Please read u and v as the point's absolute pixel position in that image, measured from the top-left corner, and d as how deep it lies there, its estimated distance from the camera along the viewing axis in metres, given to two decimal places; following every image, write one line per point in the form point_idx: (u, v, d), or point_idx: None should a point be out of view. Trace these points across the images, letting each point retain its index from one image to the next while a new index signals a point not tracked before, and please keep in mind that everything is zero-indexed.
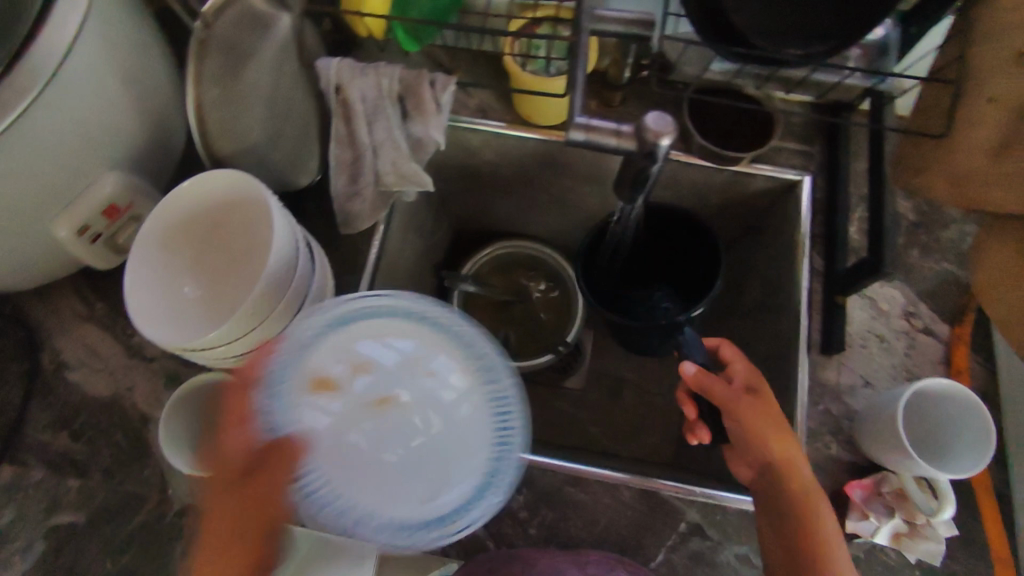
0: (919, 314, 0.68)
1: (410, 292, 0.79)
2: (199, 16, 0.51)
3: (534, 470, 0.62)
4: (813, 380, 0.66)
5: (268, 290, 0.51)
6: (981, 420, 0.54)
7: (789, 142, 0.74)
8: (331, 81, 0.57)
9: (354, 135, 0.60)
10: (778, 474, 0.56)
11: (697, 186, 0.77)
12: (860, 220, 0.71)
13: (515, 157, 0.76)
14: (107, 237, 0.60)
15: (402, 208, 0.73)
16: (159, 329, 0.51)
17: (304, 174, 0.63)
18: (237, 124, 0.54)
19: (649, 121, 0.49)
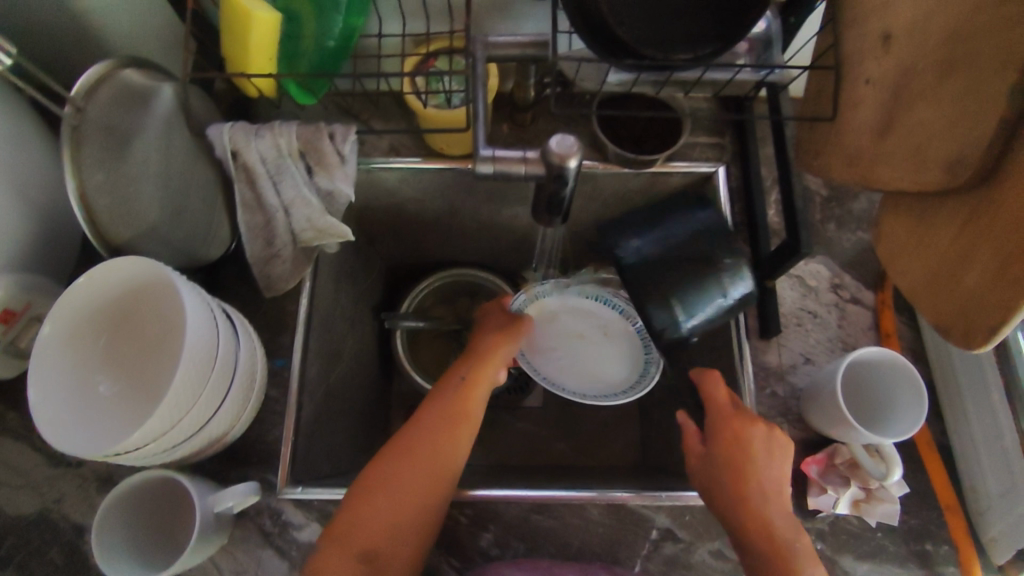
0: (843, 285, 0.71)
1: (351, 341, 0.77)
2: (68, 99, 0.47)
3: (499, 504, 0.61)
4: (757, 366, 0.68)
5: (195, 377, 0.49)
6: (908, 380, 0.57)
7: (700, 136, 0.75)
8: (225, 147, 0.54)
9: (262, 198, 0.58)
10: (754, 481, 0.55)
11: (619, 192, 0.77)
12: (777, 203, 0.73)
13: (436, 190, 0.75)
14: (8, 342, 0.56)
15: (327, 259, 0.70)
16: (83, 434, 0.47)
17: (217, 244, 0.61)
18: (131, 209, 0.51)
19: (552, 144, 0.49)
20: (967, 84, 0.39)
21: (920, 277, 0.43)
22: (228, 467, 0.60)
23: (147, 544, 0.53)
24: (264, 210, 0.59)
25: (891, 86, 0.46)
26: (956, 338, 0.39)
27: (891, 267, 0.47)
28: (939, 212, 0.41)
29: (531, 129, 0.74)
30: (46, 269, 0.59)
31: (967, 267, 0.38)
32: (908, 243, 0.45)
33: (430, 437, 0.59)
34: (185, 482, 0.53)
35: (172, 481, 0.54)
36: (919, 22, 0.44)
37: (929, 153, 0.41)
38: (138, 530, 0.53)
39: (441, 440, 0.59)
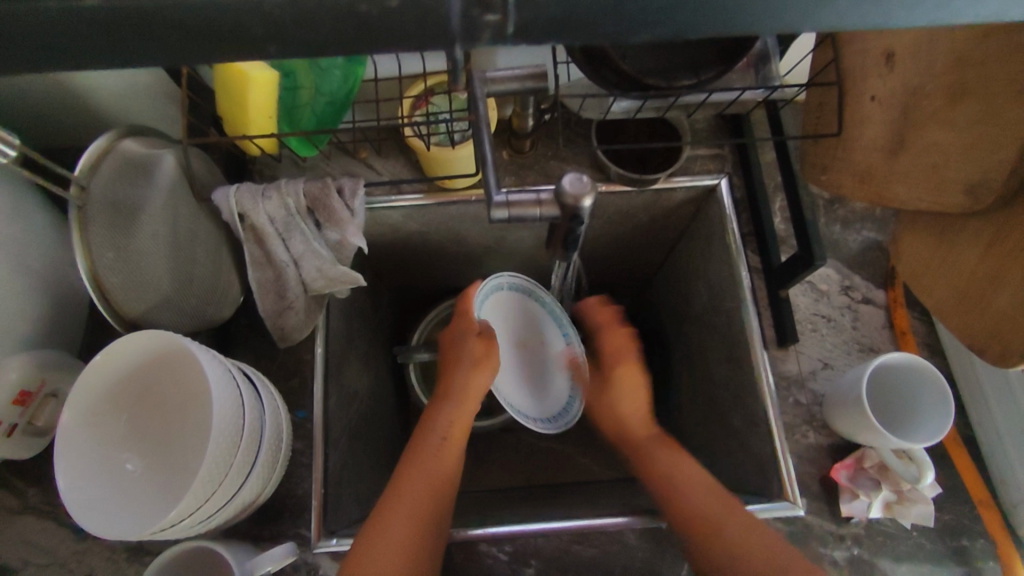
0: (854, 287, 0.71)
1: (367, 380, 0.76)
2: (72, 180, 0.47)
3: (537, 539, 0.61)
4: (777, 375, 0.68)
5: (225, 448, 0.48)
6: (934, 383, 0.58)
7: (699, 149, 0.76)
8: (233, 210, 0.54)
9: (272, 254, 0.57)
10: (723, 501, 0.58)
11: (623, 210, 0.77)
12: (782, 210, 0.74)
13: (440, 225, 0.74)
14: (25, 421, 0.55)
15: (339, 304, 0.70)
16: (116, 517, 0.46)
17: (229, 301, 0.60)
18: (144, 281, 0.50)
19: (566, 183, 0.49)
20: (983, 112, 0.41)
21: (948, 291, 0.46)
22: (261, 526, 0.59)
23: None
24: (275, 266, 0.58)
25: (900, 104, 0.47)
26: (988, 352, 0.42)
27: (911, 280, 0.50)
28: (962, 230, 0.44)
29: (530, 155, 0.74)
30: (57, 342, 0.58)
31: (998, 286, 0.41)
32: (930, 260, 0.47)
33: (429, 456, 0.60)
34: (223, 551, 0.52)
35: (208, 549, 0.53)
36: (924, 40, 0.45)
37: (948, 175, 0.43)
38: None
39: (443, 458, 0.60)
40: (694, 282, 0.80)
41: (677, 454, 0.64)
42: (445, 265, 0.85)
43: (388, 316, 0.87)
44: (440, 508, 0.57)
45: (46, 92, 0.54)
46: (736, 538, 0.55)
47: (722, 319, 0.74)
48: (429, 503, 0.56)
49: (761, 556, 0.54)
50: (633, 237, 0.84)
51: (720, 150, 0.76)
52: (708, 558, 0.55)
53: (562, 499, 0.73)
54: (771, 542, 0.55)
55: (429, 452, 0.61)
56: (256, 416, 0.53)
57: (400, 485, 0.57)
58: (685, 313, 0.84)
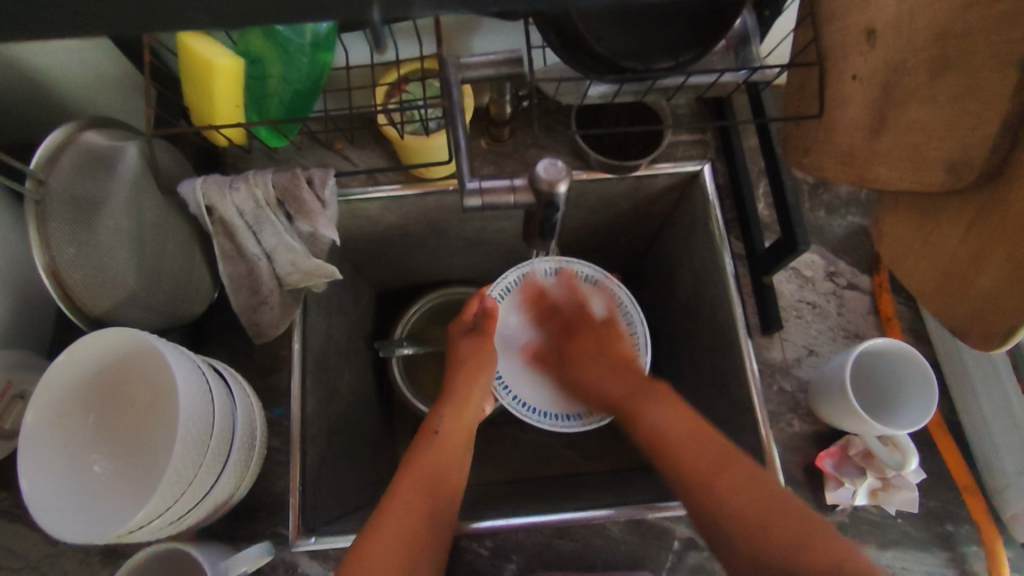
0: (839, 272, 0.71)
1: (348, 375, 0.75)
2: (27, 174, 0.45)
3: (520, 533, 0.60)
4: (762, 363, 0.67)
5: (195, 446, 0.47)
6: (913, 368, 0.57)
7: (681, 135, 0.75)
8: (200, 203, 0.52)
9: (242, 248, 0.56)
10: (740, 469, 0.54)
11: (606, 198, 0.76)
12: (765, 196, 0.73)
13: (420, 215, 0.73)
14: None
15: (317, 298, 0.68)
16: (81, 521, 0.45)
17: (200, 297, 0.59)
18: (108, 276, 0.49)
19: (541, 169, 0.48)
20: (963, 86, 0.40)
21: (929, 273, 0.45)
22: (238, 525, 0.58)
23: None
24: (246, 259, 0.57)
25: (880, 82, 0.46)
26: (971, 334, 0.42)
27: (895, 261, 0.50)
28: (943, 209, 0.43)
29: (510, 144, 0.73)
30: (23, 341, 0.56)
31: (979, 267, 0.41)
32: (913, 241, 0.47)
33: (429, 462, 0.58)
34: (195, 553, 0.51)
35: (182, 551, 0.52)
36: (904, 16, 0.44)
37: (928, 155, 0.42)
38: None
39: (439, 458, 0.58)
40: (678, 271, 0.80)
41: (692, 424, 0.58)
42: (426, 257, 0.84)
43: (370, 310, 0.86)
44: (437, 512, 0.54)
45: (4, 84, 0.53)
46: (750, 504, 0.51)
47: (706, 307, 0.73)
48: (427, 505, 0.54)
49: (789, 518, 0.50)
50: (616, 226, 0.83)
51: (702, 136, 0.75)
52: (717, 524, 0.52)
53: (548, 492, 0.72)
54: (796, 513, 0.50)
55: (424, 456, 0.59)
56: (227, 411, 0.52)
57: (394, 490, 0.55)
58: (670, 303, 0.83)
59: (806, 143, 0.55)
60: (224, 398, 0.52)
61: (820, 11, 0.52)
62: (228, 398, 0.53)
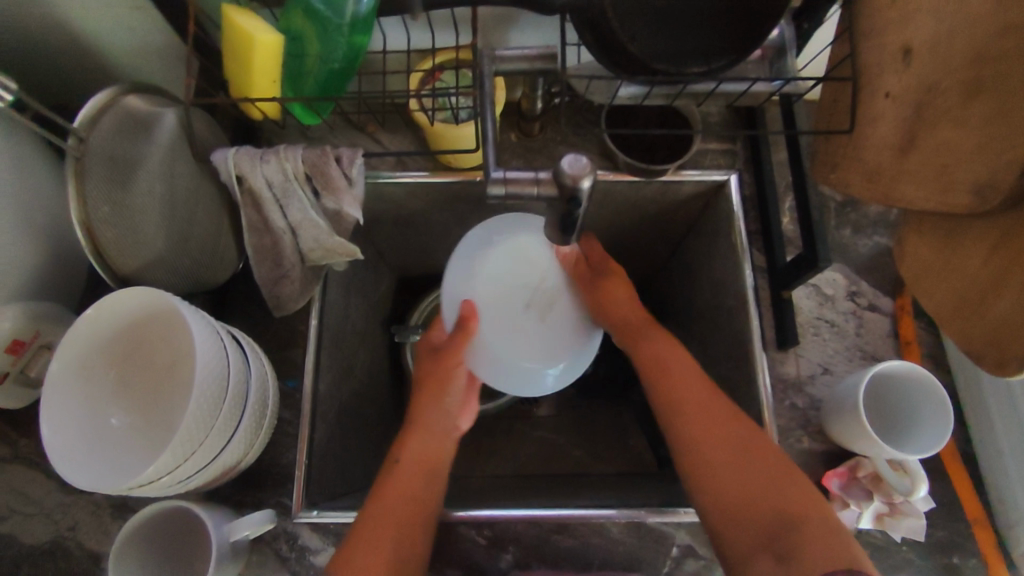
0: (860, 292, 0.70)
1: (363, 356, 0.76)
2: (70, 131, 0.47)
3: (518, 525, 0.59)
4: (775, 376, 0.66)
5: (209, 405, 0.48)
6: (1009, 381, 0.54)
7: (710, 144, 0.74)
8: (230, 172, 0.54)
9: (269, 220, 0.57)
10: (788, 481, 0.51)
11: (630, 201, 0.76)
12: (792, 210, 0.72)
13: (445, 204, 0.74)
14: (16, 373, 0.55)
15: (339, 278, 0.70)
16: (94, 471, 0.47)
17: (227, 265, 0.60)
18: (140, 235, 0.50)
19: (565, 164, 0.48)
20: (997, 108, 0.40)
21: (946, 296, 0.45)
22: (243, 491, 0.59)
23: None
24: (273, 232, 0.58)
25: (912, 103, 0.46)
26: (986, 360, 0.41)
27: (916, 284, 0.48)
28: (969, 230, 0.43)
29: (539, 139, 0.73)
30: (53, 297, 0.58)
31: (999, 293, 0.40)
32: (937, 261, 0.46)
33: (407, 466, 0.57)
34: (198, 513, 0.52)
35: (188, 511, 0.53)
36: (942, 36, 0.43)
37: (956, 176, 0.42)
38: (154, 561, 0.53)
39: (413, 475, 0.56)
40: (697, 278, 0.79)
41: (732, 417, 0.55)
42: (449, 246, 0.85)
43: (388, 294, 0.87)
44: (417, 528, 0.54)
45: (57, 46, 0.55)
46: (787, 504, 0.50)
47: (724, 317, 0.73)
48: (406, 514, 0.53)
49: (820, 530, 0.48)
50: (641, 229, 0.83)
51: (732, 145, 0.75)
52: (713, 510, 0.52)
53: (547, 489, 0.71)
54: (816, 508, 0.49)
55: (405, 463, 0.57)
56: (242, 375, 0.53)
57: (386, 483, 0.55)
58: (688, 310, 0.82)
59: (834, 158, 0.55)
60: (241, 364, 0.53)
61: (859, 26, 0.52)
62: (245, 366, 0.54)
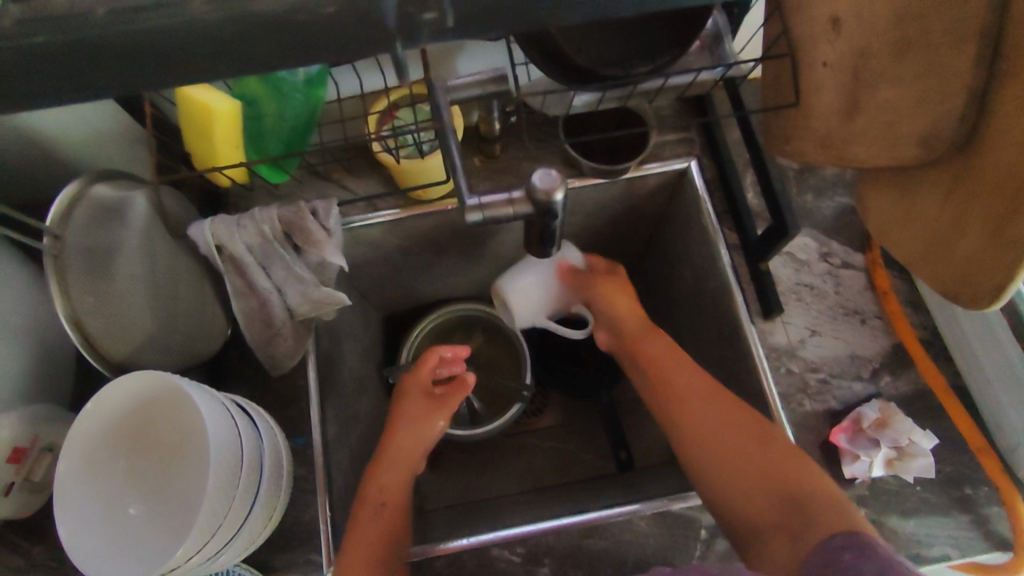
0: (833, 253, 0.73)
1: (364, 401, 0.77)
2: (46, 230, 0.47)
3: (549, 536, 0.61)
4: (767, 346, 0.69)
5: (226, 478, 0.48)
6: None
7: (666, 136, 0.76)
8: (209, 244, 0.54)
9: (253, 284, 0.57)
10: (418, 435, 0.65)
11: (597, 203, 0.77)
12: (754, 186, 0.75)
13: (420, 237, 0.75)
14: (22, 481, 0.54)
15: (331, 329, 0.70)
16: (121, 565, 0.46)
17: (217, 335, 0.60)
18: (133, 316, 0.50)
19: (536, 180, 0.50)
20: (925, 65, 0.43)
21: (917, 243, 0.48)
22: (272, 555, 0.59)
23: None
24: (257, 295, 0.58)
25: (851, 69, 0.49)
26: (963, 297, 0.44)
27: (885, 237, 0.52)
28: (923, 181, 0.47)
29: (502, 159, 0.75)
30: (47, 399, 0.57)
31: (961, 232, 0.43)
32: (898, 215, 0.50)
33: None
34: None
35: None
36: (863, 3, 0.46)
37: (901, 132, 0.45)
38: None
39: None
40: (678, 267, 0.81)
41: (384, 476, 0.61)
42: (431, 277, 0.86)
43: (378, 336, 0.88)
44: None
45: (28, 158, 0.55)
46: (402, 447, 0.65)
47: (710, 301, 0.74)
48: None
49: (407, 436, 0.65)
50: (612, 228, 0.84)
51: (689, 135, 0.77)
52: (707, 484, 0.55)
53: (600, 483, 0.75)
54: (783, 446, 0.54)
55: None
56: (254, 434, 0.54)
57: None
58: (675, 297, 0.82)
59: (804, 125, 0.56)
60: (251, 423, 0.54)
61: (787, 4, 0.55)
62: (252, 423, 0.55)
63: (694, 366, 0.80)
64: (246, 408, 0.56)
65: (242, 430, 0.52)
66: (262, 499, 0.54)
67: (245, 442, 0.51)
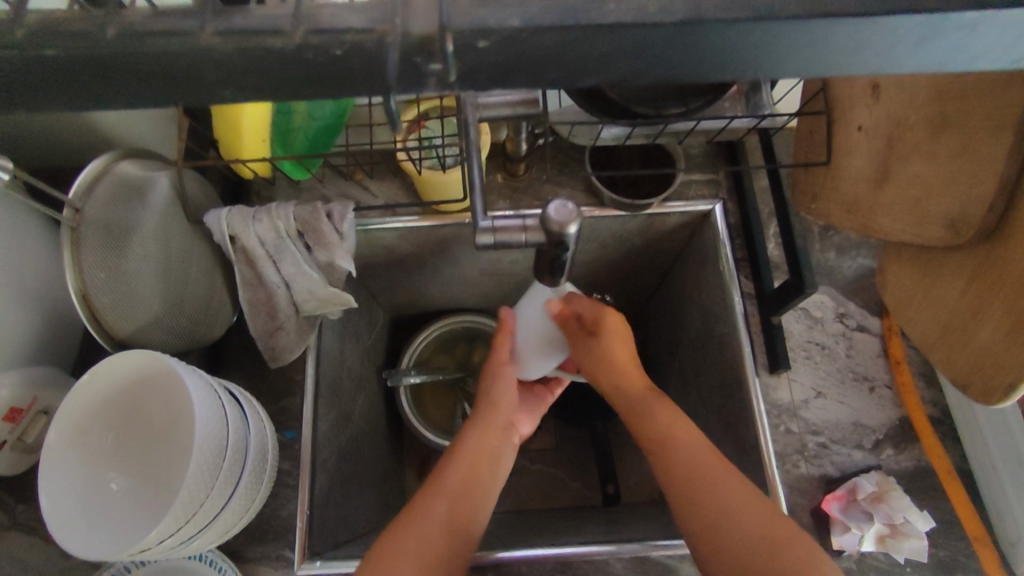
0: (848, 314, 0.71)
1: (359, 401, 0.77)
2: (66, 203, 0.48)
3: (524, 564, 0.60)
4: (769, 401, 0.67)
5: (207, 465, 0.48)
6: None
7: (693, 176, 0.76)
8: (223, 233, 0.55)
9: (262, 276, 0.58)
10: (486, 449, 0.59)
11: (615, 235, 0.76)
12: (775, 236, 0.74)
13: (435, 246, 0.75)
14: (15, 440, 0.55)
15: (335, 328, 0.71)
16: (95, 539, 0.46)
17: (222, 321, 0.61)
18: (138, 295, 0.52)
19: (553, 212, 0.49)
20: (961, 144, 0.42)
21: (932, 323, 0.47)
22: (244, 546, 0.59)
23: None
24: (265, 287, 0.59)
25: (886, 136, 0.48)
26: (972, 388, 0.42)
27: (901, 313, 0.51)
28: (944, 264, 0.45)
29: (525, 179, 0.75)
30: (48, 364, 0.58)
31: (980, 321, 0.42)
32: (915, 293, 0.49)
33: None
34: None
35: None
36: (905, 74, 0.46)
37: (927, 209, 0.44)
38: None
39: None
40: (689, 308, 0.80)
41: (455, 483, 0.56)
42: (442, 286, 0.86)
43: (382, 337, 0.88)
44: None
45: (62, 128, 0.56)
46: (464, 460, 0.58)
47: (716, 347, 0.73)
48: None
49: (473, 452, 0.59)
50: (628, 260, 0.83)
51: (715, 177, 0.76)
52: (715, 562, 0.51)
53: (584, 515, 0.74)
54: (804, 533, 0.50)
55: None
56: (243, 423, 0.54)
57: None
58: (683, 338, 0.81)
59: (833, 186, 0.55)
60: (241, 413, 0.55)
61: None
62: (243, 412, 0.55)
63: (693, 409, 0.78)
64: (239, 397, 0.56)
65: (231, 419, 0.52)
66: (243, 490, 0.54)
67: (231, 431, 0.52)
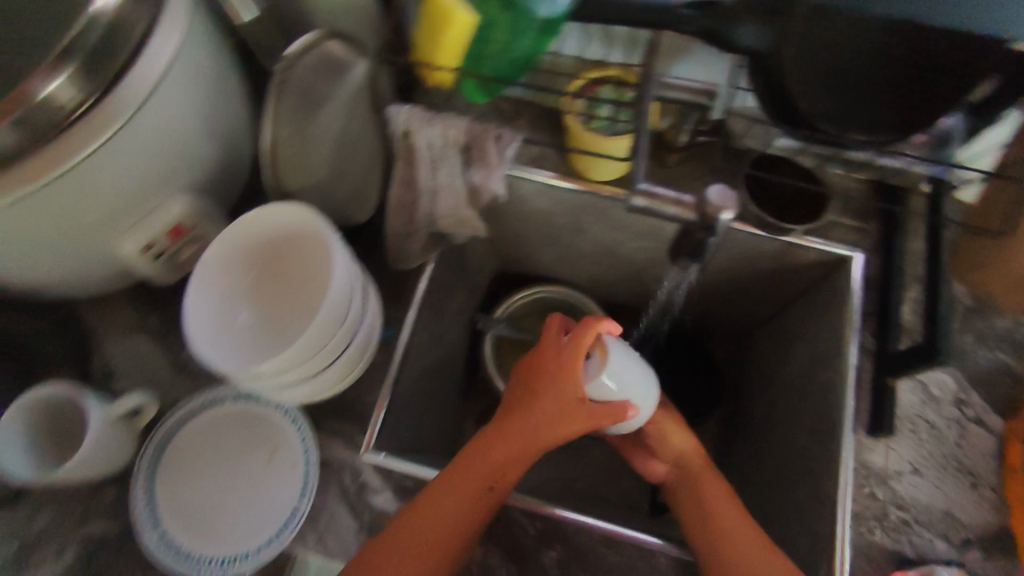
0: (971, 403, 0.66)
1: (451, 331, 0.80)
2: (282, 56, 0.54)
3: (571, 526, 0.59)
4: (859, 460, 0.64)
5: (327, 324, 0.52)
6: None
7: (844, 217, 0.73)
8: (399, 127, 0.58)
9: (414, 179, 0.61)
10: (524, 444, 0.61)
11: (744, 252, 0.75)
12: (914, 301, 0.70)
13: (568, 209, 0.77)
14: (170, 253, 0.63)
15: (455, 254, 0.74)
16: (218, 352, 0.52)
17: (366, 210, 0.65)
18: (312, 159, 0.56)
19: (713, 194, 0.51)
20: None
21: None
22: (324, 416, 0.63)
23: (48, 452, 0.56)
24: (415, 190, 0.63)
25: None
26: None
27: None
28: None
29: (676, 169, 0.74)
30: (214, 201, 0.65)
31: None
32: None
33: None
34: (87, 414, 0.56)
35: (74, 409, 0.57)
36: None
37: None
38: (46, 453, 0.56)
39: None
40: (797, 348, 0.77)
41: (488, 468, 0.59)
42: (555, 253, 0.88)
43: (485, 284, 0.91)
44: None
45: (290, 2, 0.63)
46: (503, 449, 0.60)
47: (815, 391, 0.70)
48: None
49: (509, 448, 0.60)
50: (748, 284, 0.82)
51: (867, 224, 0.73)
52: None
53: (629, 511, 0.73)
54: None
55: None
56: (362, 301, 0.57)
57: None
58: (780, 376, 0.79)
59: None
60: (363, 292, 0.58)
61: None
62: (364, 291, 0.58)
63: (769, 448, 0.76)
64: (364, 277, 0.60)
65: (355, 293, 0.55)
66: (343, 360, 0.57)
67: (352, 303, 0.55)
